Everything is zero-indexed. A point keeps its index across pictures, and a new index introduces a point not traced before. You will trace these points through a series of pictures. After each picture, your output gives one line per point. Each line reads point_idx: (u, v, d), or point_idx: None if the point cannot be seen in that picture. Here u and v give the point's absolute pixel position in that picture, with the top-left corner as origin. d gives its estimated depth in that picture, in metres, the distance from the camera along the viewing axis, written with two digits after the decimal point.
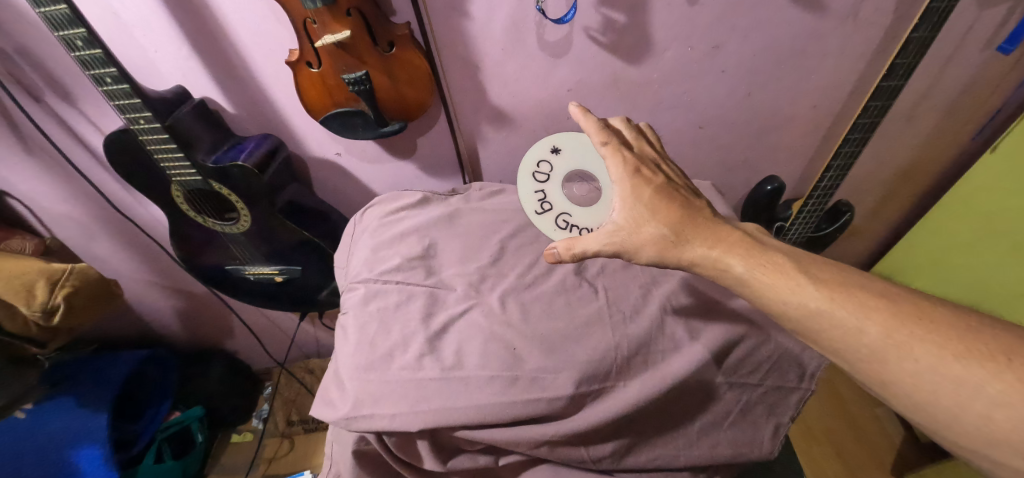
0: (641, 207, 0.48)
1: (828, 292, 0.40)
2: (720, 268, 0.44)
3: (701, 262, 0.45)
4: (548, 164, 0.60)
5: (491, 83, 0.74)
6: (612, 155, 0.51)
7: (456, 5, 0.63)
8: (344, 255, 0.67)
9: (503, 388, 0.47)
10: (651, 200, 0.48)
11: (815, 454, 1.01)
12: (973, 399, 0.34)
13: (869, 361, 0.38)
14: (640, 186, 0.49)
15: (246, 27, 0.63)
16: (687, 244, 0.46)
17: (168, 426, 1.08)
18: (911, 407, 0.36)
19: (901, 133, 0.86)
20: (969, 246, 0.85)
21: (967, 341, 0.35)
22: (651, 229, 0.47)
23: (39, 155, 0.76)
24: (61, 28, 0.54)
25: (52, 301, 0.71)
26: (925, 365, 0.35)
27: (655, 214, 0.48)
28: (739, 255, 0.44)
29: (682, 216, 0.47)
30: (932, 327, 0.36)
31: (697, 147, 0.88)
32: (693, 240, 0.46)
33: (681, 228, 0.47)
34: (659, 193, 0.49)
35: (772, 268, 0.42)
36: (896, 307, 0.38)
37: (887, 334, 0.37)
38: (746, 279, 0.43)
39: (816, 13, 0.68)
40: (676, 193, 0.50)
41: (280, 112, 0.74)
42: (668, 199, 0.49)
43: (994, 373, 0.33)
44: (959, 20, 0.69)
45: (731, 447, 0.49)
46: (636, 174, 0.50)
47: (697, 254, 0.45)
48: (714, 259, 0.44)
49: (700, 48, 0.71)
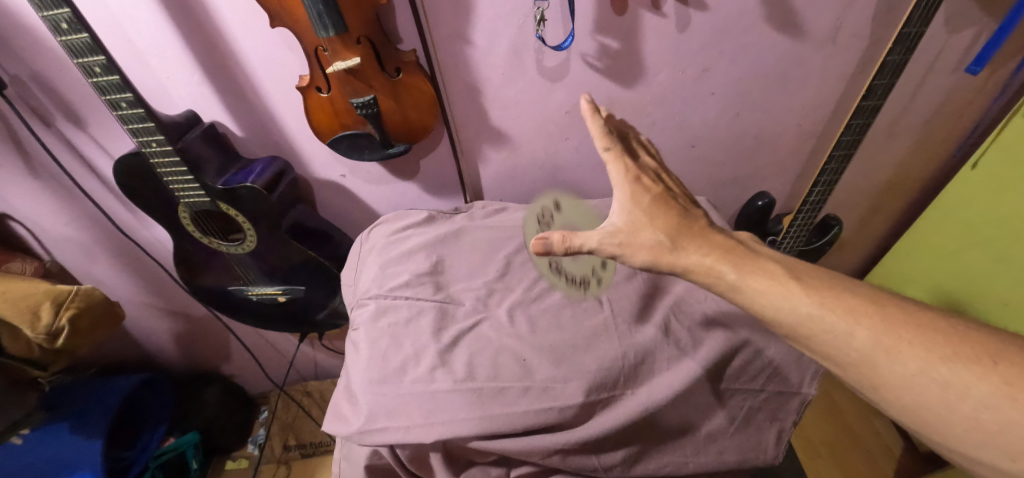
0: (639, 214, 0.48)
1: (819, 297, 0.41)
2: (712, 275, 0.45)
3: (694, 268, 0.46)
4: (552, 218, 0.63)
5: (492, 106, 0.77)
6: (613, 160, 0.50)
7: (460, 34, 0.67)
8: (351, 273, 0.69)
9: (514, 397, 0.48)
10: (650, 207, 0.48)
11: (817, 466, 1.03)
12: (961, 401, 0.35)
13: (857, 363, 0.39)
14: (639, 193, 0.49)
15: (258, 56, 0.66)
16: (682, 252, 0.46)
17: (161, 454, 1.05)
18: (900, 409, 0.38)
19: (881, 149, 0.90)
20: (953, 258, 0.89)
21: (953, 344, 0.37)
22: (648, 235, 0.47)
23: (44, 178, 0.77)
24: (81, 56, 0.55)
25: (57, 324, 0.71)
26: (914, 368, 0.37)
27: (653, 221, 0.48)
28: (733, 264, 0.45)
29: (678, 224, 0.48)
30: (919, 330, 0.38)
31: (691, 166, 0.91)
32: (689, 248, 0.46)
33: (676, 235, 0.47)
34: (657, 202, 0.49)
35: (765, 276, 0.43)
36: (883, 311, 0.40)
37: (876, 338, 0.38)
38: (738, 286, 0.44)
39: (797, 39, 0.73)
40: (674, 203, 0.50)
41: (287, 135, 0.76)
42: (664, 207, 0.49)
43: (980, 376, 0.35)
44: (930, 44, 0.74)
45: (737, 454, 0.50)
46: (636, 181, 0.50)
47: (691, 261, 0.46)
48: (708, 265, 0.45)
49: (691, 71, 0.75)
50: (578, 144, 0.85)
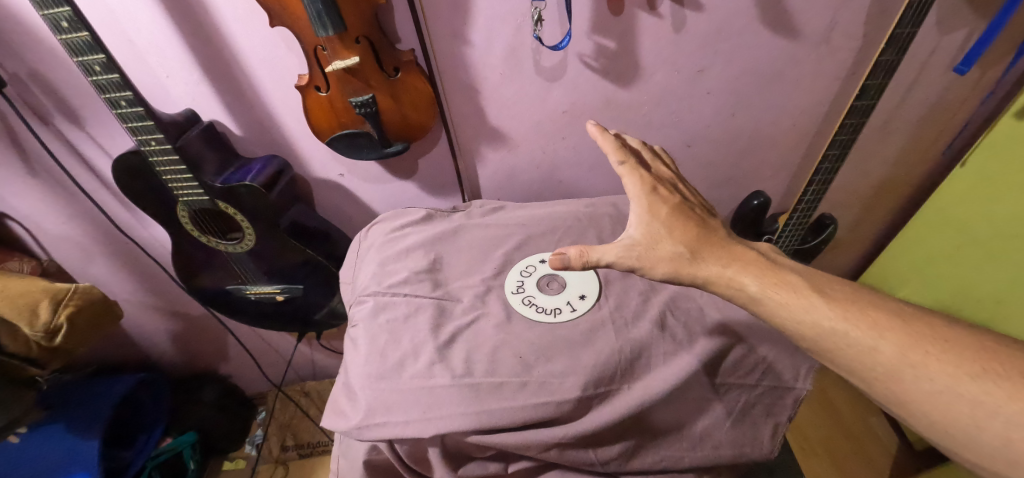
0: (658, 225, 0.51)
1: (841, 311, 0.42)
2: (733, 286, 0.46)
3: (714, 279, 0.47)
4: (535, 266, 0.63)
5: (490, 106, 0.78)
6: (629, 173, 0.54)
7: (458, 34, 0.68)
8: (349, 271, 0.69)
9: (513, 392, 0.49)
10: (668, 218, 0.51)
11: (816, 463, 1.03)
12: (991, 418, 0.35)
13: (884, 379, 0.40)
14: (657, 204, 0.52)
15: (257, 55, 0.66)
16: (701, 262, 0.47)
17: (158, 453, 1.05)
18: (929, 426, 0.38)
19: (876, 149, 0.91)
20: (949, 256, 0.91)
21: (982, 361, 0.38)
22: (667, 247, 0.49)
23: (43, 177, 0.77)
24: (81, 54, 0.56)
25: (55, 322, 0.72)
26: (941, 384, 0.38)
27: (671, 232, 0.50)
28: (753, 274, 0.46)
29: (696, 235, 0.50)
30: (947, 347, 0.39)
31: (686, 166, 0.92)
32: (708, 259, 0.48)
33: (695, 246, 0.48)
34: (675, 212, 0.52)
35: (785, 287, 0.45)
36: (909, 326, 0.41)
37: (901, 352, 0.39)
38: (758, 297, 0.45)
39: (791, 39, 0.73)
40: (691, 213, 0.52)
41: (286, 134, 0.77)
42: (682, 218, 0.51)
43: (1011, 394, 0.36)
44: (922, 45, 0.74)
45: (732, 448, 0.50)
46: (654, 192, 0.53)
47: (712, 272, 0.47)
48: (729, 276, 0.46)
49: (687, 71, 0.76)
50: (575, 143, 0.85)
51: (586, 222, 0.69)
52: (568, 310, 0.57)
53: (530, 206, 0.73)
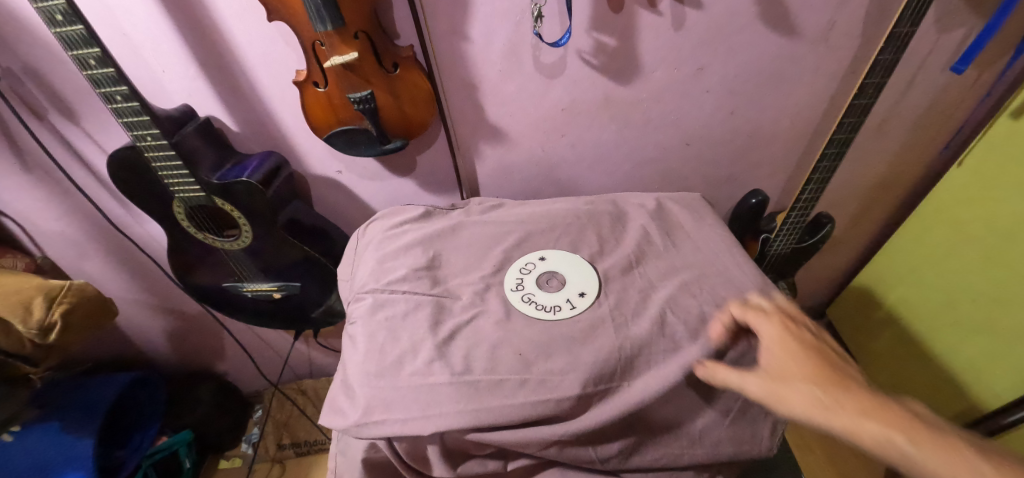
0: (785, 360, 0.44)
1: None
2: (881, 444, 0.36)
3: (861, 437, 0.37)
4: (534, 263, 0.62)
5: (490, 103, 0.77)
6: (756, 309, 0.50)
7: (457, 30, 0.67)
8: (347, 268, 0.69)
9: (512, 390, 0.48)
10: (797, 352, 0.44)
11: (809, 460, 1.09)
12: None
13: None
14: (787, 338, 0.45)
15: (254, 49, 0.65)
16: (840, 409, 0.38)
17: (155, 451, 1.04)
18: None
19: (873, 148, 0.92)
20: (946, 256, 0.92)
21: None
22: (799, 387, 0.41)
23: (37, 174, 0.77)
24: (76, 47, 0.55)
25: (49, 318, 0.71)
26: None
27: (801, 369, 0.42)
28: (904, 430, 0.36)
29: (836, 378, 0.41)
30: None
31: (685, 164, 0.92)
32: (846, 401, 0.39)
33: (831, 387, 0.40)
34: (806, 346, 0.45)
35: (946, 450, 0.35)
36: None
37: None
38: (913, 459, 0.35)
39: (790, 37, 0.73)
40: (829, 353, 0.45)
41: (284, 130, 0.76)
42: (815, 354, 0.44)
43: None
44: (919, 44, 0.75)
45: (732, 446, 0.50)
46: (785, 327, 0.47)
47: (853, 423, 0.38)
48: (873, 432, 0.37)
49: (686, 69, 0.76)
50: (574, 141, 0.85)
51: (585, 219, 0.69)
52: (568, 308, 0.56)
53: (530, 204, 0.73)
